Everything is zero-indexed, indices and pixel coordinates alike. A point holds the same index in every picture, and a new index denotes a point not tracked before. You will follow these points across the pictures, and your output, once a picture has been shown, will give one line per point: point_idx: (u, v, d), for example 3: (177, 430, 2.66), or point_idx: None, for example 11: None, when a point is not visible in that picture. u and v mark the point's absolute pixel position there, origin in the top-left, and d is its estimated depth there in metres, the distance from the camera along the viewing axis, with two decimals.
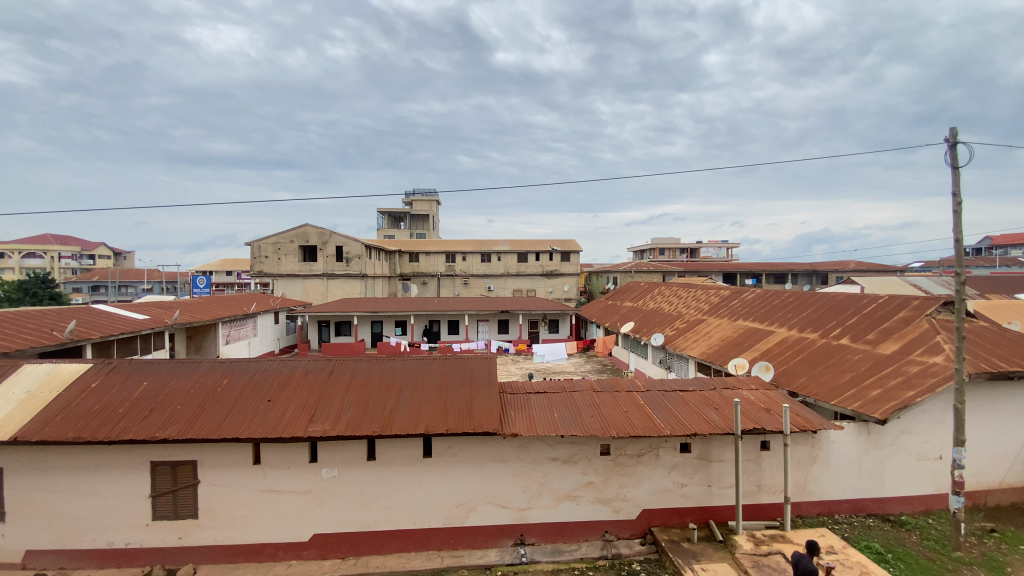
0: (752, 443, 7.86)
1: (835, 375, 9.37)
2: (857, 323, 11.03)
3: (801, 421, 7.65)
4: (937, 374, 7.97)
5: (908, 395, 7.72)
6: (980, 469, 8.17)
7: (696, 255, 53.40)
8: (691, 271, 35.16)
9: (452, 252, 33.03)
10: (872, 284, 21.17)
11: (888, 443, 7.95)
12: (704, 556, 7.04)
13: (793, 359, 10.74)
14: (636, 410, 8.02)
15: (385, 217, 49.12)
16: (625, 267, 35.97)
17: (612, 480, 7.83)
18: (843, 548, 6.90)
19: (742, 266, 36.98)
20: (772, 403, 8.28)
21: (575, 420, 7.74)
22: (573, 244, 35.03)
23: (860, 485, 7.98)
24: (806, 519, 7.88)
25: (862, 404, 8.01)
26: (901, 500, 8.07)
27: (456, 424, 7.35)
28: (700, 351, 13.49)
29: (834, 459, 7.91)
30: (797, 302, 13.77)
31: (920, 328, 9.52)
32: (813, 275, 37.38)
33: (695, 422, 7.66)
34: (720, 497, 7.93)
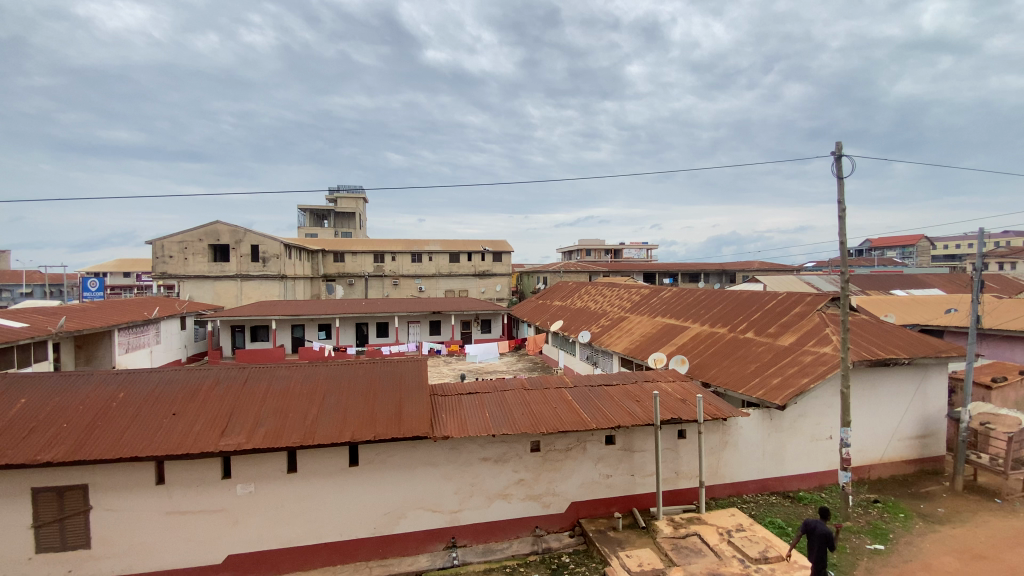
0: (670, 432, 8.33)
1: (742, 366, 10.17)
2: (760, 318, 12.07)
3: (713, 409, 8.22)
4: (826, 362, 8.92)
5: (803, 382, 8.59)
6: (864, 446, 9.21)
7: (620, 256, 55.89)
8: (617, 271, 36.69)
9: (380, 252, 32.10)
10: (774, 282, 23.27)
11: (787, 427, 8.75)
12: (628, 543, 7.36)
13: (705, 352, 11.56)
14: (565, 406, 8.22)
15: (307, 214, 46.64)
16: (555, 267, 36.83)
17: (542, 475, 7.96)
18: (750, 525, 7.50)
19: (662, 266, 39.07)
20: (687, 393, 8.83)
21: (506, 419, 7.78)
22: (504, 244, 35.26)
23: (764, 466, 8.72)
24: (719, 500, 8.49)
25: (765, 392, 8.80)
26: (800, 477, 8.91)
27: (384, 430, 7.13)
28: (624, 347, 14.08)
29: (742, 444, 8.58)
30: (709, 299, 14.81)
31: (812, 321, 10.61)
32: (724, 274, 40.35)
33: (619, 414, 7.99)
34: (643, 485, 8.33)
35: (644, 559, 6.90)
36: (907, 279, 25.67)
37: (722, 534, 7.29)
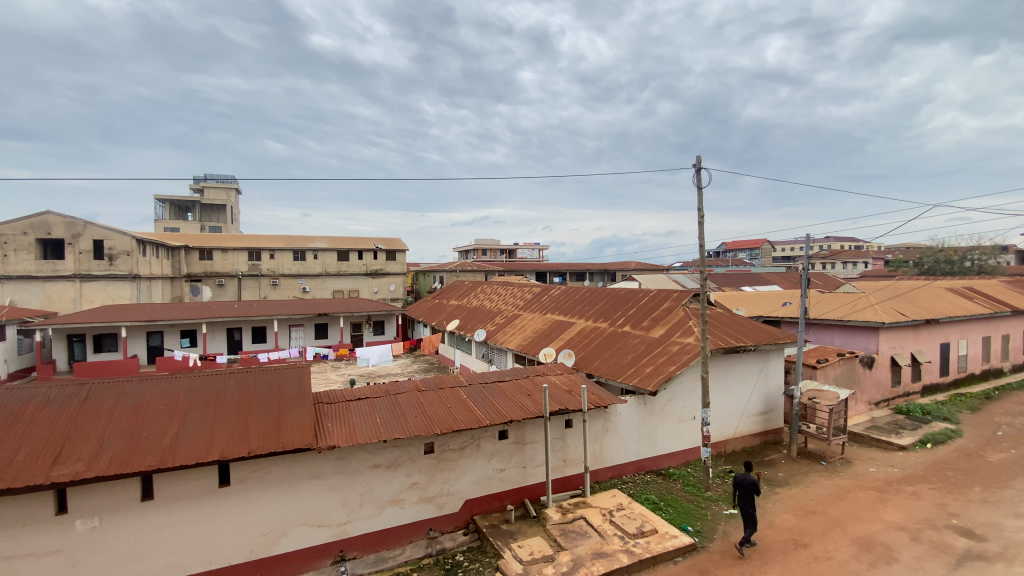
0: (559, 423, 8.75)
1: (621, 357, 11.05)
2: (636, 312, 13.19)
3: (597, 398, 8.80)
4: (690, 350, 10.06)
5: (671, 369, 9.60)
6: (722, 423, 10.51)
7: (514, 256, 57.37)
8: (510, 270, 37.61)
9: (257, 249, 29.46)
10: (649, 280, 25.52)
11: (660, 410, 9.68)
12: (520, 534, 7.59)
13: (589, 345, 12.35)
14: (458, 405, 8.24)
15: (167, 205, 41.14)
16: (450, 267, 36.74)
17: (436, 477, 7.90)
18: (629, 503, 8.17)
19: (552, 266, 40.82)
20: (573, 385, 9.34)
21: (398, 422, 7.59)
22: (397, 242, 34.31)
23: (641, 448, 9.54)
24: (602, 483, 9.12)
25: (640, 380, 9.67)
26: (670, 455, 9.89)
27: (260, 445, 6.57)
28: (517, 344, 14.48)
29: (621, 429, 9.31)
30: (593, 295, 15.82)
31: (679, 315, 11.86)
32: (607, 273, 43.39)
33: (511, 409, 8.20)
34: (533, 475, 8.65)
35: (535, 547, 7.15)
36: (756, 277, 29.73)
37: (605, 515, 7.85)
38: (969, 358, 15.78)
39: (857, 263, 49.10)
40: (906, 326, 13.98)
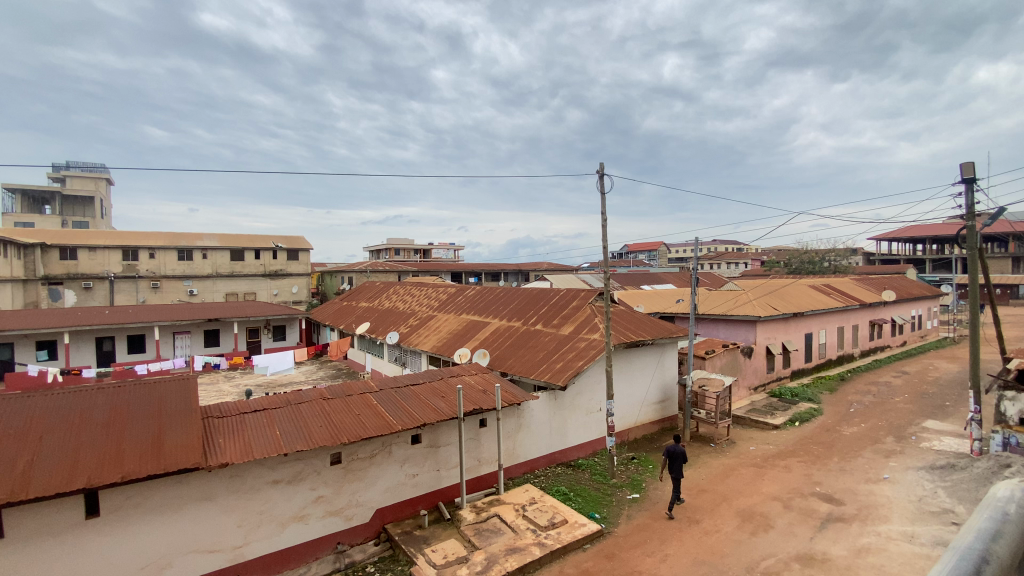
0: (473, 423, 8.77)
1: (533, 354, 11.36)
2: (547, 311, 13.63)
3: (509, 396, 8.95)
4: (596, 346, 10.63)
5: (579, 364, 10.10)
6: (625, 413, 11.21)
7: (428, 256, 56.49)
8: (424, 271, 36.95)
9: (133, 248, 26.25)
10: (560, 280, 26.36)
11: (569, 404, 10.08)
12: (434, 538, 7.49)
13: (502, 344, 12.53)
14: (368, 411, 7.95)
15: (16, 195, 35.21)
16: (360, 267, 35.33)
17: (343, 488, 7.55)
18: (541, 497, 8.40)
19: (467, 266, 40.73)
20: (487, 384, 9.41)
21: (301, 434, 7.14)
22: (301, 241, 32.28)
23: (551, 442, 9.86)
24: (515, 479, 9.28)
25: (551, 375, 10.04)
26: (579, 447, 10.33)
27: (138, 469, 5.85)
28: (430, 345, 14.29)
29: (533, 425, 9.54)
30: (506, 295, 16.06)
31: (586, 312, 12.48)
32: (521, 273, 44.21)
33: (424, 412, 8.07)
34: (447, 478, 8.57)
35: (449, 550, 7.10)
36: (656, 277, 31.96)
37: (518, 510, 8.00)
38: (828, 345, 18.26)
39: (741, 264, 54.70)
40: (778, 320, 15.86)
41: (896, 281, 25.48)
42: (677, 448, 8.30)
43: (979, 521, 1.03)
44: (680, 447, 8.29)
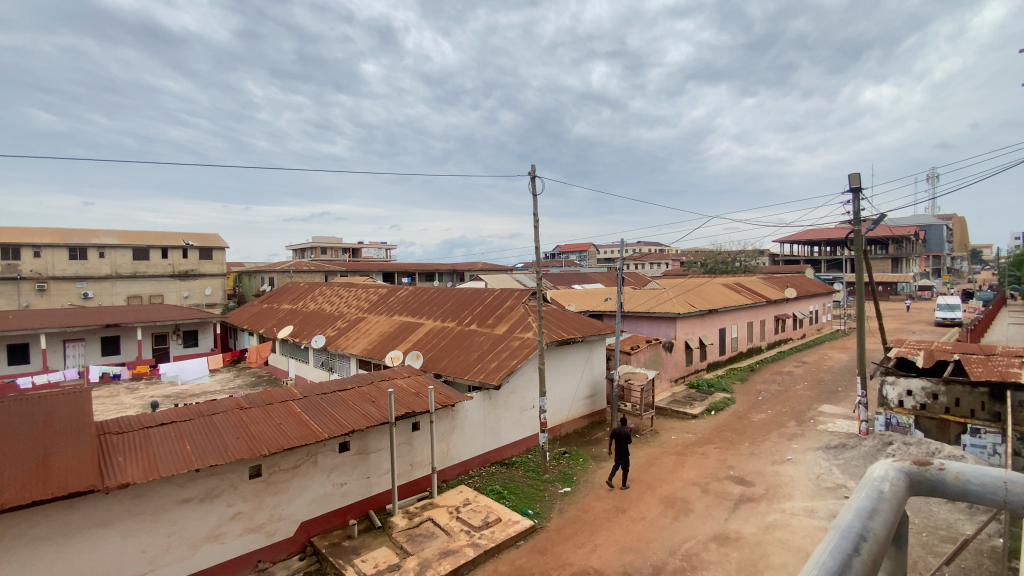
0: (405, 427, 8.57)
1: (467, 354, 11.32)
2: (480, 311, 13.63)
3: (442, 398, 8.85)
4: (529, 345, 10.81)
5: (513, 363, 10.22)
6: (557, 409, 11.47)
7: (358, 255, 54.54)
8: (353, 271, 35.64)
9: (13, 246, 23.23)
10: (494, 279, 26.49)
11: (503, 403, 10.14)
12: (364, 548, 7.23)
13: (436, 345, 12.37)
14: (291, 420, 7.52)
15: None
16: (283, 267, 33.43)
17: (263, 503, 7.08)
18: (475, 497, 8.38)
19: (399, 265, 39.76)
20: (420, 386, 9.23)
21: (216, 447, 6.62)
22: (216, 239, 29.96)
23: (485, 442, 9.85)
24: (449, 481, 9.18)
25: (485, 375, 10.06)
26: (513, 445, 10.41)
27: (19, 494, 5.15)
28: (360, 348, 13.81)
29: (466, 426, 9.49)
30: (439, 296, 15.84)
31: (519, 312, 12.64)
32: (455, 273, 43.91)
33: (353, 418, 7.77)
34: (378, 484, 8.31)
35: (380, 558, 6.88)
36: (585, 277, 33.00)
37: (451, 512, 7.92)
38: (739, 339, 19.79)
39: (664, 264, 57.82)
40: (696, 316, 16.96)
41: (797, 279, 28.07)
42: (621, 432, 8.90)
43: (857, 499, 1.12)
44: (623, 430, 8.84)
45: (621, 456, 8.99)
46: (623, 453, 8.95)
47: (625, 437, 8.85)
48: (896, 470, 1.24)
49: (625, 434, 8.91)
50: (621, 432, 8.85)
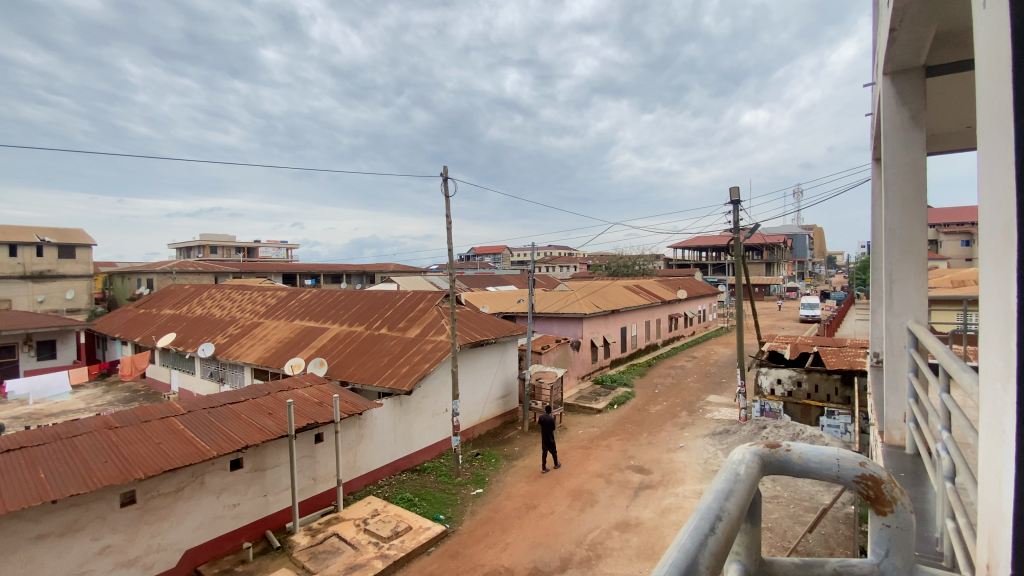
0: (307, 439, 8.08)
1: (376, 360, 10.94)
2: (390, 314, 13.25)
3: (349, 406, 8.47)
4: (441, 348, 10.73)
5: (425, 367, 10.09)
6: (469, 411, 11.45)
7: (254, 255, 50.47)
8: (249, 272, 32.94)
9: None
10: (405, 282, 25.95)
11: (414, 408, 9.92)
12: (260, 571, 6.69)
13: (342, 351, 11.80)
14: (173, 439, 6.76)
15: None
16: (164, 267, 30.00)
17: (139, 533, 6.30)
18: (384, 507, 8.11)
19: (302, 266, 37.45)
20: (324, 395, 8.75)
21: (79, 473, 5.76)
22: (79, 236, 26.13)
23: (395, 449, 9.57)
24: (356, 493, 8.79)
25: (396, 381, 9.81)
26: (424, 451, 10.21)
27: None
28: (256, 357, 12.77)
29: (375, 434, 9.16)
30: (345, 299, 15.16)
31: (432, 315, 12.48)
32: (363, 275, 42.35)
33: (246, 433, 7.17)
34: (276, 502, 7.74)
35: None
36: (498, 279, 33.46)
37: (358, 525, 7.60)
38: (638, 337, 21.21)
39: (573, 267, 60.38)
40: (600, 316, 17.91)
41: (688, 281, 30.69)
42: (546, 419, 9.86)
43: (717, 482, 1.24)
44: (549, 417, 9.85)
45: (548, 442, 9.86)
46: (550, 439, 9.85)
47: (550, 424, 9.86)
48: (752, 453, 1.36)
49: (550, 421, 9.90)
50: (547, 419, 9.88)
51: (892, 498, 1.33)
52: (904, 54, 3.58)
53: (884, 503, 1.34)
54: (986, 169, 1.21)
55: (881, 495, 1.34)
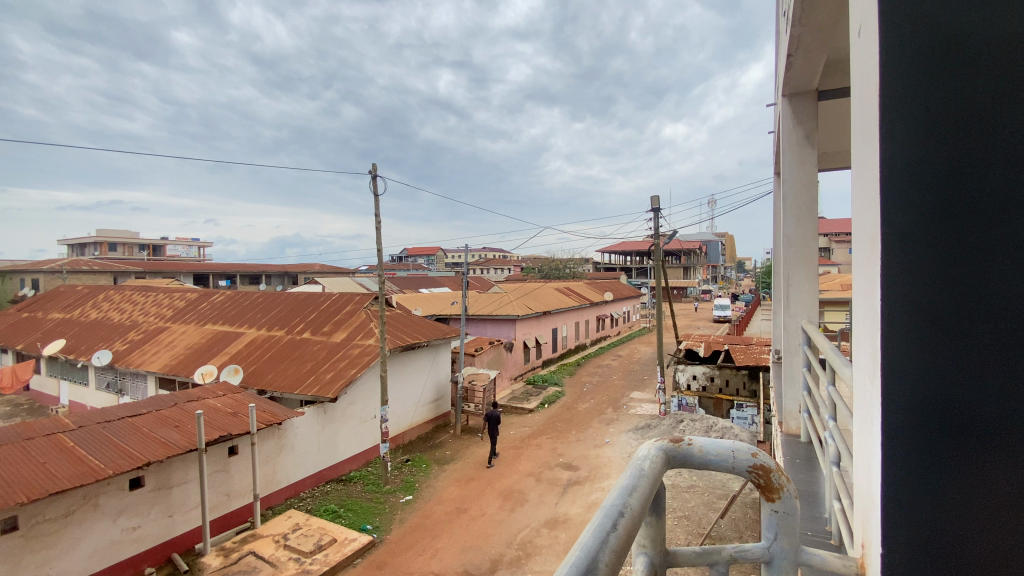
0: (219, 452, 7.51)
1: (298, 366, 10.39)
2: (314, 318, 12.64)
3: (267, 416, 7.99)
4: (369, 353, 10.41)
5: (352, 372, 9.75)
6: (399, 417, 11.17)
7: (160, 254, 46.21)
8: (154, 272, 30.09)
9: None
10: (331, 283, 24.92)
11: (339, 416, 9.53)
12: None
13: (260, 357, 11.09)
14: (62, 457, 6.02)
15: None
16: (50, 266, 26.67)
17: (18, 565, 5.54)
18: (306, 521, 7.71)
19: (217, 266, 34.82)
20: (239, 405, 8.18)
21: None
22: None
23: (318, 459, 9.13)
24: (276, 508, 8.29)
25: (319, 388, 9.38)
26: (350, 459, 9.83)
27: None
28: (161, 365, 11.67)
29: (296, 444, 8.69)
30: (265, 301, 14.28)
31: (359, 318, 12.06)
32: (286, 276, 40.12)
33: (149, 448, 6.53)
34: (184, 522, 7.11)
35: None
36: (430, 281, 32.98)
37: (278, 541, 7.16)
38: (568, 337, 21.79)
39: (506, 269, 60.91)
40: (532, 318, 18.21)
41: (614, 284, 32.02)
42: (493, 414, 10.50)
43: (623, 478, 1.29)
44: (495, 413, 10.49)
45: (493, 436, 10.50)
46: (494, 433, 10.49)
47: (496, 419, 10.51)
48: (656, 448, 1.42)
49: (496, 416, 10.55)
50: (494, 414, 10.52)
51: (780, 485, 1.42)
52: (799, 79, 3.98)
53: (773, 490, 1.43)
54: (858, 181, 1.35)
55: (770, 483, 1.43)
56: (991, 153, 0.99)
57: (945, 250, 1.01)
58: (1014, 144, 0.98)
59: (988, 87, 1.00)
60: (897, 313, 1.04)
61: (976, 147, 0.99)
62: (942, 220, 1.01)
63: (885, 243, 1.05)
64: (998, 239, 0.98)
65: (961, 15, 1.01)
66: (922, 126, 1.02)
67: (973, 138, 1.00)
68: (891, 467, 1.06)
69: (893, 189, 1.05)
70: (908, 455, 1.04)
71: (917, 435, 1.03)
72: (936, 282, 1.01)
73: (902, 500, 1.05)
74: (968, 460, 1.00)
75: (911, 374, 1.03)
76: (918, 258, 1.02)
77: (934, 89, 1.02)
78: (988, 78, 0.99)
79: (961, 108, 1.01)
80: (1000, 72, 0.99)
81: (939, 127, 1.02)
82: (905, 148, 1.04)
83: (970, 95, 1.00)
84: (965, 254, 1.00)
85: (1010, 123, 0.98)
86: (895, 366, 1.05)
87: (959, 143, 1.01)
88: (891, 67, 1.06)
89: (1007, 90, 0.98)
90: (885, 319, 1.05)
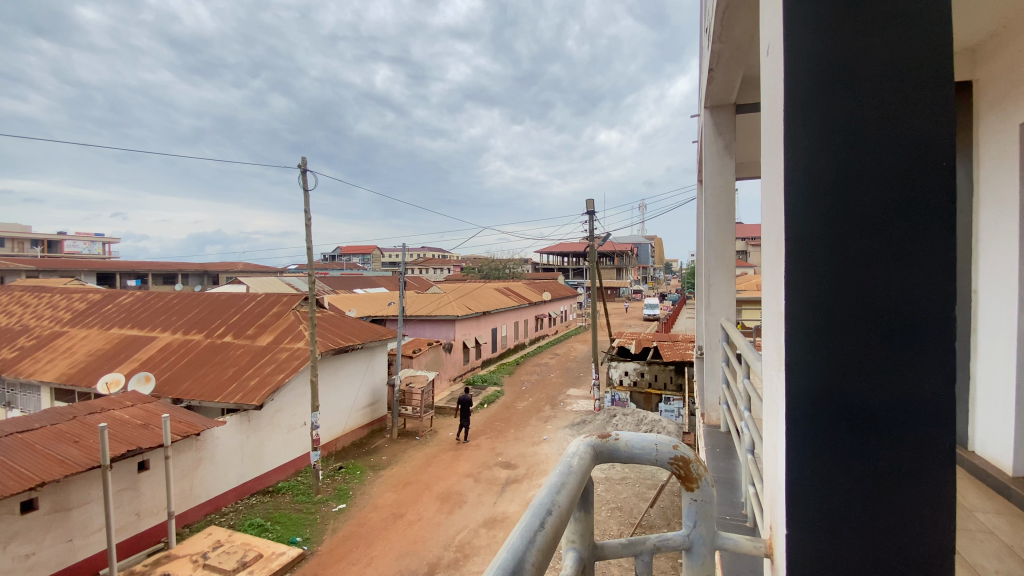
0: (128, 468, 6.88)
1: (219, 372, 9.73)
2: (237, 320, 11.88)
3: (184, 427, 7.42)
4: (298, 357, 9.95)
5: (280, 378, 9.31)
6: (332, 423, 10.74)
7: (56, 250, 41.55)
8: (49, 271, 26.99)
9: None
10: (257, 284, 23.58)
11: (265, 424, 9.02)
12: None
13: (175, 363, 10.27)
14: None
15: None
16: None
17: None
18: (228, 537, 7.22)
19: (126, 265, 31.88)
20: (150, 416, 7.53)
21: None
22: None
23: (242, 470, 8.59)
24: (194, 525, 7.69)
25: (243, 395, 8.84)
26: (278, 469, 9.34)
27: None
28: (56, 374, 10.47)
29: (217, 456, 8.14)
30: (181, 302, 13.23)
31: (287, 320, 11.46)
32: (205, 275, 37.40)
33: (44, 466, 5.84)
34: (86, 547, 6.44)
35: None
36: (365, 281, 31.98)
37: (195, 560, 6.65)
38: (507, 337, 21.93)
39: (445, 269, 60.35)
40: (471, 318, 18.19)
41: (552, 284, 32.65)
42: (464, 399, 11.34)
43: (551, 475, 1.32)
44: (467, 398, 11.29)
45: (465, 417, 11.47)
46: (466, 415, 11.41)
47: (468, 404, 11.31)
48: (584, 445, 1.46)
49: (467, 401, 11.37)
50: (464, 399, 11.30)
51: (698, 475, 1.50)
52: (719, 93, 4.25)
53: (691, 480, 1.51)
54: (767, 189, 1.45)
55: (689, 473, 1.50)
56: (875, 164, 1.09)
57: (837, 255, 1.11)
58: (895, 154, 1.08)
59: (874, 103, 1.09)
60: (799, 310, 1.14)
61: (863, 159, 1.09)
62: (836, 225, 1.11)
63: (788, 247, 1.15)
64: (881, 243, 1.08)
65: (851, 39, 1.11)
66: (818, 140, 1.12)
67: (859, 149, 1.10)
68: (794, 452, 1.16)
69: (795, 198, 1.15)
70: (806, 440, 1.14)
71: (814, 423, 1.13)
72: (833, 282, 1.11)
73: (802, 482, 1.15)
74: (860, 443, 1.10)
75: (810, 363, 1.13)
76: (814, 259, 1.13)
77: (827, 107, 1.12)
78: (874, 95, 1.09)
79: (851, 122, 1.10)
80: (884, 91, 1.08)
81: (832, 141, 1.11)
82: (805, 161, 1.14)
83: (859, 113, 1.10)
84: (852, 257, 1.10)
85: (892, 137, 1.08)
86: (796, 362, 1.15)
87: (847, 157, 1.11)
88: (794, 86, 1.15)
89: (892, 107, 1.08)
90: (789, 315, 1.15)
